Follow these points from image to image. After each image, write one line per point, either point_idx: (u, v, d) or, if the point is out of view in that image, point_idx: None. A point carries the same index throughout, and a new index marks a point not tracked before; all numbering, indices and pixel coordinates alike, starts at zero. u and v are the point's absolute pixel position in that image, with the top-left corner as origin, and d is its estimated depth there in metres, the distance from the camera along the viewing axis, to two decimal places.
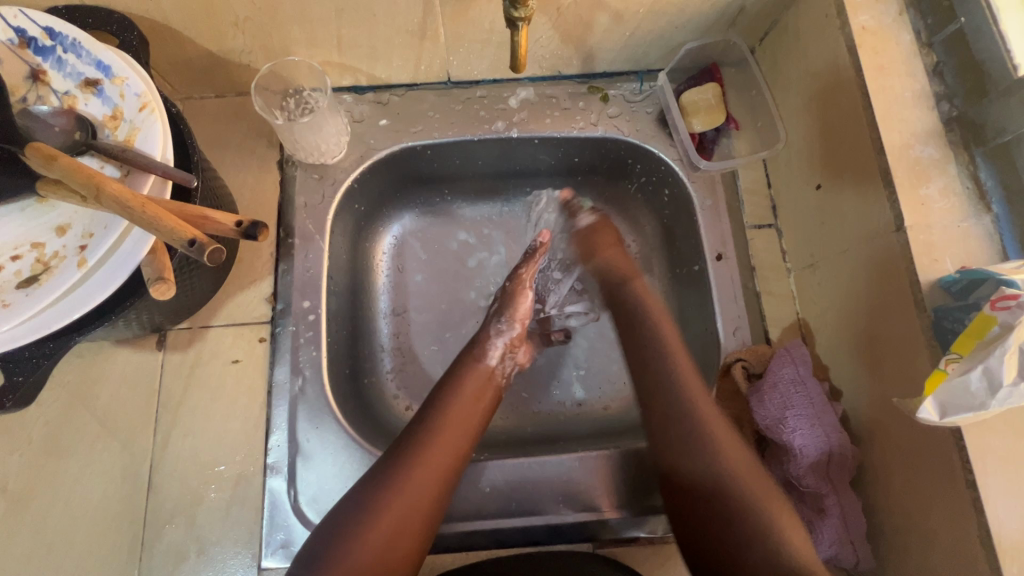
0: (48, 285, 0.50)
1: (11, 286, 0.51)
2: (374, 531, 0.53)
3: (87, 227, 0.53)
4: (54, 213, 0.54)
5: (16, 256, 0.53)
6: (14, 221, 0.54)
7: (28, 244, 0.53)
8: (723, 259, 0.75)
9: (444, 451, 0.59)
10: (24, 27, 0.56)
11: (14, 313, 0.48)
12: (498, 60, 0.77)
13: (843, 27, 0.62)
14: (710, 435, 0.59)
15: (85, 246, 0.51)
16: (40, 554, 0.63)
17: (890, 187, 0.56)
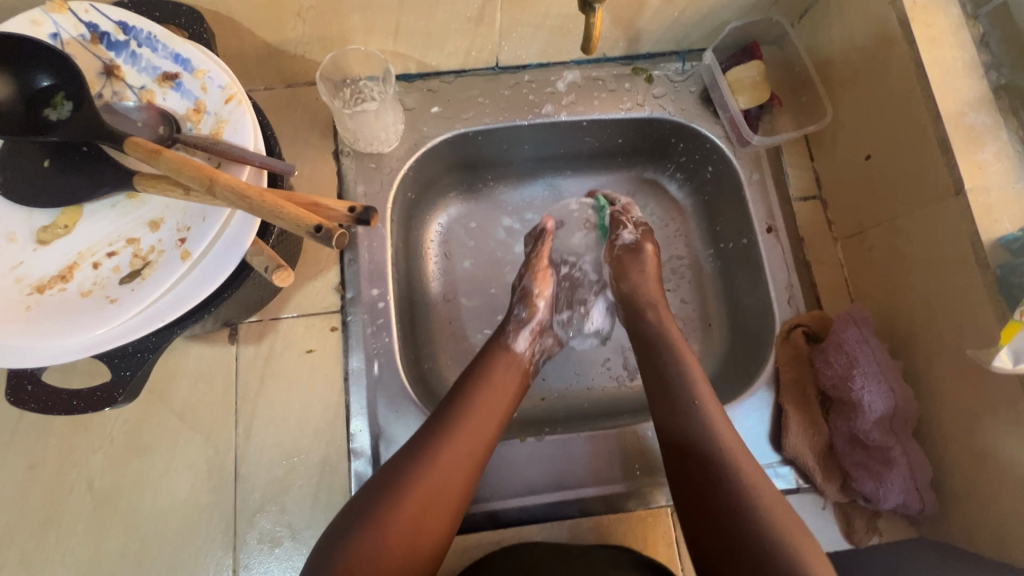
0: (153, 279, 0.51)
1: (113, 282, 0.51)
2: (397, 519, 0.53)
3: (183, 220, 0.53)
4: (144, 208, 0.54)
5: (111, 253, 0.53)
6: (106, 218, 0.54)
7: (122, 240, 0.53)
8: (773, 231, 0.78)
9: (469, 441, 0.61)
10: (96, 22, 0.55)
11: (125, 308, 0.49)
12: (548, 44, 0.78)
13: (893, 1, 0.64)
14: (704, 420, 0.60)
15: (184, 239, 0.52)
16: (134, 549, 0.64)
17: (948, 153, 0.60)
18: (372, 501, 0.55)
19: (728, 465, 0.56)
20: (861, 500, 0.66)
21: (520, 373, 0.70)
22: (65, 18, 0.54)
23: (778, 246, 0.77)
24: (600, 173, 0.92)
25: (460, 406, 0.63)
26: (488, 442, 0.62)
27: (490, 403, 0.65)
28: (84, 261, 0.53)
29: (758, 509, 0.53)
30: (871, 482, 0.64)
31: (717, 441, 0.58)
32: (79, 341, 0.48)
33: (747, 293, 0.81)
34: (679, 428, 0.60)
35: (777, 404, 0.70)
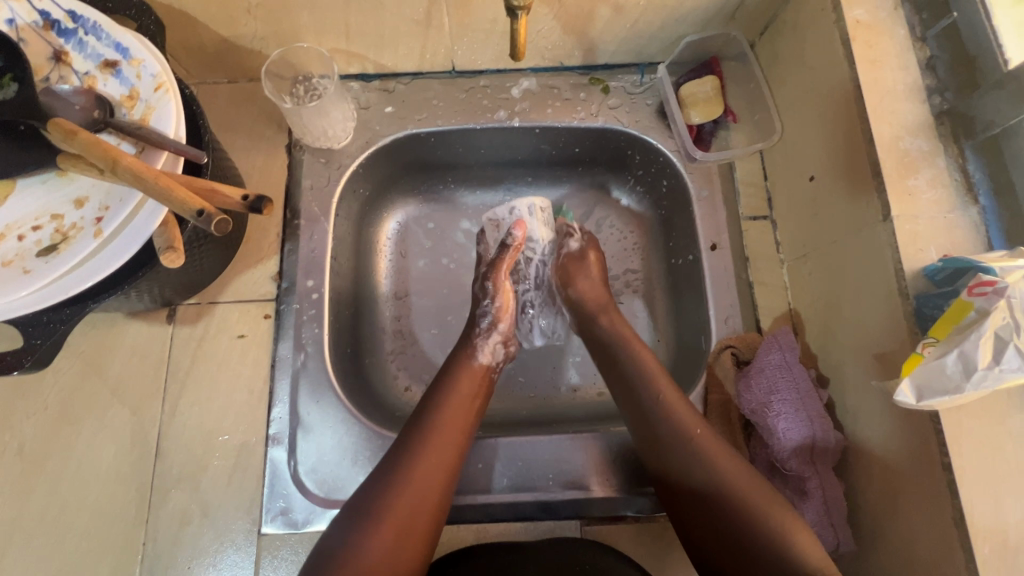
0: (67, 254, 0.53)
1: (32, 254, 0.54)
2: (397, 511, 0.55)
3: (104, 199, 0.56)
4: (73, 186, 0.57)
5: (37, 227, 0.56)
6: (36, 193, 0.57)
7: (48, 215, 0.56)
8: (717, 249, 0.76)
9: (455, 429, 0.63)
10: (48, 9, 0.59)
11: (35, 279, 0.52)
12: (501, 50, 0.78)
13: (838, 20, 0.63)
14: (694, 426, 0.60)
15: (101, 218, 0.54)
16: (53, 514, 0.66)
17: (878, 178, 0.58)
18: (372, 496, 0.56)
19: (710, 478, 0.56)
20: None
21: (484, 372, 0.71)
22: (20, 5, 0.58)
23: (722, 265, 0.76)
24: (562, 181, 0.91)
25: (430, 421, 0.62)
26: (469, 431, 0.65)
27: (469, 395, 0.67)
28: (10, 232, 0.56)
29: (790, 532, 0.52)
30: None
31: (716, 456, 0.57)
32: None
33: (690, 311, 0.80)
34: (677, 452, 0.59)
35: None
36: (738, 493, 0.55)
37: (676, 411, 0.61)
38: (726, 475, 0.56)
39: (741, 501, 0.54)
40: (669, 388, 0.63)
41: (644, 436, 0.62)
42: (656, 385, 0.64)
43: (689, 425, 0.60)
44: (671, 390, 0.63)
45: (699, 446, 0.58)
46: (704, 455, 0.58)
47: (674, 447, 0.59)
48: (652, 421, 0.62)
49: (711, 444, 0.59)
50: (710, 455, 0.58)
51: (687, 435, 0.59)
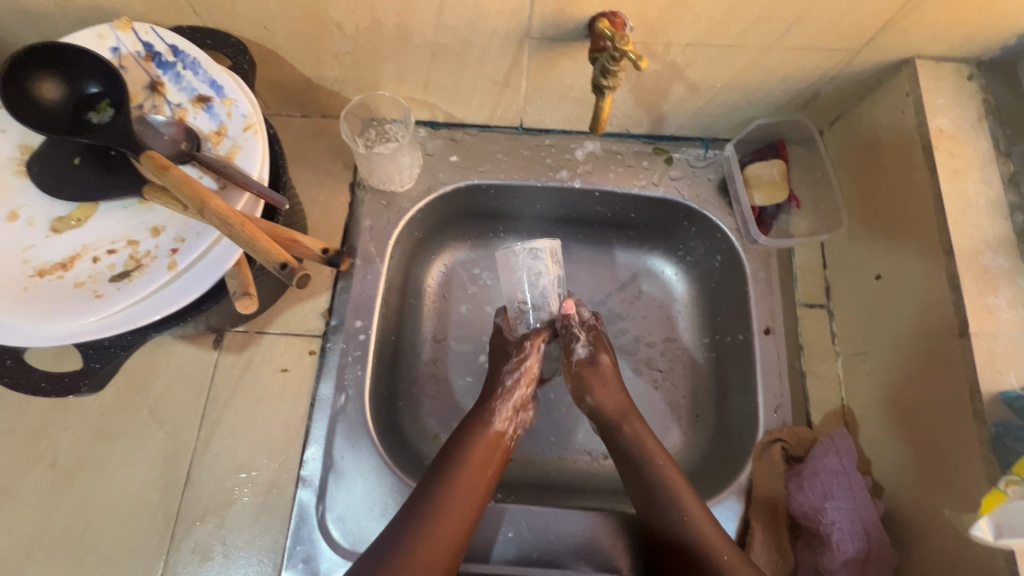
0: (139, 282, 0.54)
1: (105, 278, 0.55)
2: (444, 522, 0.60)
3: (180, 231, 0.56)
4: (152, 213, 0.58)
5: (112, 250, 0.57)
6: (116, 217, 0.58)
7: (124, 240, 0.57)
8: (771, 333, 0.74)
9: (481, 475, 0.65)
10: (152, 42, 0.62)
11: (107, 305, 0.52)
12: (571, 114, 0.79)
13: (920, 126, 0.63)
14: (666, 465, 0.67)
15: (176, 250, 0.55)
16: (75, 533, 0.65)
17: (956, 291, 0.56)
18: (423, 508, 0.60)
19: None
20: None
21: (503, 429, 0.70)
22: (127, 35, 0.62)
23: (774, 351, 0.73)
24: (610, 243, 0.90)
25: (455, 465, 0.64)
26: (488, 483, 0.65)
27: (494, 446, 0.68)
28: (86, 253, 0.57)
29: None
30: None
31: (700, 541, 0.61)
32: (64, 330, 0.52)
33: (737, 393, 0.77)
34: (668, 507, 0.64)
35: (745, 518, 0.65)
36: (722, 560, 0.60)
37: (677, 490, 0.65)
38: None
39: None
40: (660, 455, 0.68)
41: (641, 494, 0.66)
42: (661, 479, 0.66)
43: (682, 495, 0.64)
44: (653, 442, 0.69)
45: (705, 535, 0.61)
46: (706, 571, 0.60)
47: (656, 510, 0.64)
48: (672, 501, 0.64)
49: (705, 535, 0.61)
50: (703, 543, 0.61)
51: (687, 535, 0.62)
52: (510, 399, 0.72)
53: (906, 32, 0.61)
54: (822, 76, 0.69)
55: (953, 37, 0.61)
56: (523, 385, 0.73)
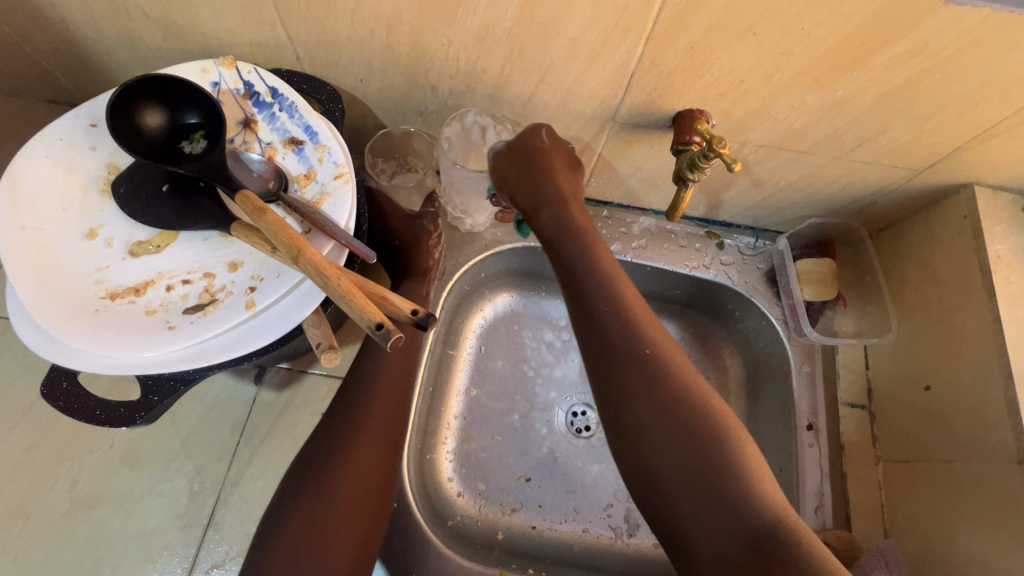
0: (213, 317, 0.53)
1: (179, 309, 0.55)
2: (351, 478, 0.59)
3: (259, 269, 0.56)
4: (232, 248, 0.58)
5: (188, 280, 0.57)
6: (197, 248, 0.58)
7: (201, 272, 0.57)
8: (814, 430, 0.74)
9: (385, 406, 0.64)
10: (253, 82, 0.63)
11: (179, 338, 0.52)
12: (633, 191, 0.82)
13: (978, 249, 0.66)
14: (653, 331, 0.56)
15: (253, 288, 0.55)
16: (86, 566, 0.62)
17: (1015, 417, 0.58)
18: (303, 503, 0.58)
19: (705, 480, 0.50)
20: None
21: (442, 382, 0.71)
22: (229, 72, 0.63)
23: (816, 450, 0.73)
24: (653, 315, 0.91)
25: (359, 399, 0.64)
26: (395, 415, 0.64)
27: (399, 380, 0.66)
28: (161, 280, 0.57)
29: (751, 480, 0.50)
30: None
31: (692, 423, 0.52)
32: (131, 358, 0.51)
33: None
34: (625, 364, 0.55)
35: None
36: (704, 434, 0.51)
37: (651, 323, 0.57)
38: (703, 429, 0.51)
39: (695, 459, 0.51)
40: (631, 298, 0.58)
41: (604, 364, 0.56)
42: (624, 321, 0.56)
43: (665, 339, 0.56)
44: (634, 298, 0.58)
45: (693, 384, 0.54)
46: (689, 418, 0.52)
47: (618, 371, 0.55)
48: (637, 338, 0.55)
49: (703, 401, 0.53)
50: (690, 422, 0.52)
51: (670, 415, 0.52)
52: None
53: (971, 161, 0.64)
54: (883, 188, 0.72)
55: (1014, 172, 0.65)
56: None
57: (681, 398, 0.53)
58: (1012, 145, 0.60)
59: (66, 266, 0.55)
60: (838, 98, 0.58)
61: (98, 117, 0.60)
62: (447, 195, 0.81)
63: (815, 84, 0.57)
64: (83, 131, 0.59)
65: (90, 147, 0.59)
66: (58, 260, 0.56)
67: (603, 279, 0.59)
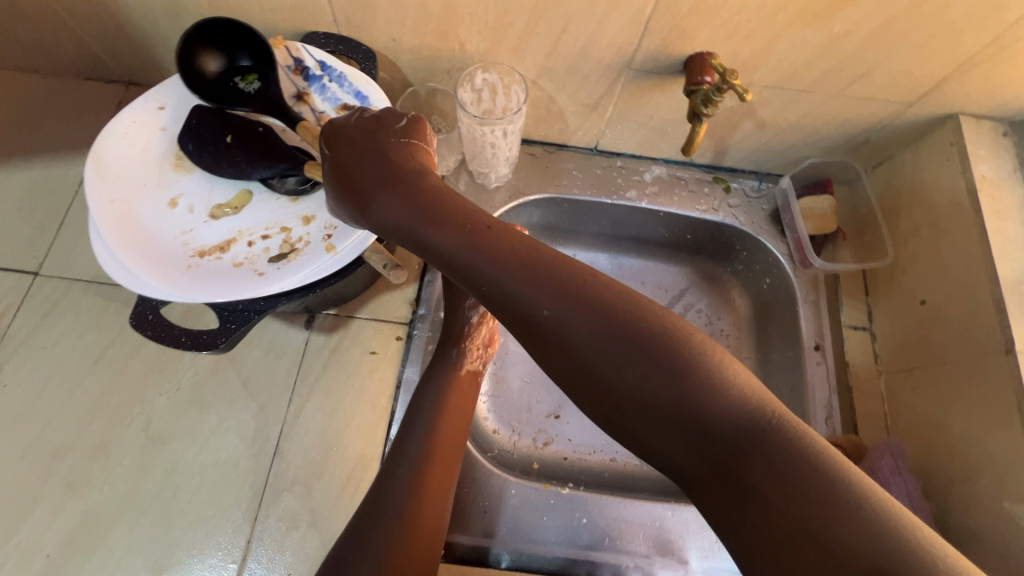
0: (299, 263, 0.59)
1: (263, 260, 0.60)
2: (432, 463, 0.62)
3: (330, 220, 0.62)
4: (303, 205, 0.64)
5: (266, 236, 0.62)
6: (270, 209, 0.64)
7: (277, 227, 0.63)
8: (821, 350, 0.80)
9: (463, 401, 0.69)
10: (303, 58, 0.69)
11: (271, 281, 0.57)
12: (646, 140, 0.88)
13: (965, 172, 0.72)
14: (566, 280, 0.45)
15: (329, 236, 0.60)
16: (166, 495, 0.68)
17: (1002, 315, 0.65)
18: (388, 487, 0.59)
19: (758, 496, 0.38)
20: None
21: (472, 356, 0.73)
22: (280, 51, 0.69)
23: (823, 367, 0.79)
24: (665, 262, 0.98)
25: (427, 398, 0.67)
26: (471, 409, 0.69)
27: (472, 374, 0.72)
28: (241, 237, 0.62)
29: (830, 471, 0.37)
30: None
31: (726, 421, 0.40)
32: (225, 298, 0.56)
33: (784, 405, 0.83)
34: (627, 349, 0.43)
35: None
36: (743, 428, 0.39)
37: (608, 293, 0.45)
38: (713, 395, 0.41)
39: (731, 460, 0.39)
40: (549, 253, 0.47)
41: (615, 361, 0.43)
42: (542, 274, 0.46)
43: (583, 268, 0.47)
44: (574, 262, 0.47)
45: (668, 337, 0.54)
46: (711, 414, 0.41)
47: (617, 354, 0.43)
48: (605, 307, 0.44)
49: (737, 391, 0.41)
50: (722, 419, 0.40)
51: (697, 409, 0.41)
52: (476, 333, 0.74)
53: (956, 91, 0.71)
54: (876, 124, 0.78)
55: (995, 100, 0.71)
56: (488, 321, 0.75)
57: (697, 398, 0.41)
58: (992, 73, 0.67)
59: (152, 231, 0.61)
60: (835, 34, 0.64)
61: (165, 101, 0.66)
62: (470, 159, 0.85)
63: (814, 22, 0.63)
64: (153, 113, 0.65)
65: (160, 127, 0.65)
66: (145, 227, 0.61)
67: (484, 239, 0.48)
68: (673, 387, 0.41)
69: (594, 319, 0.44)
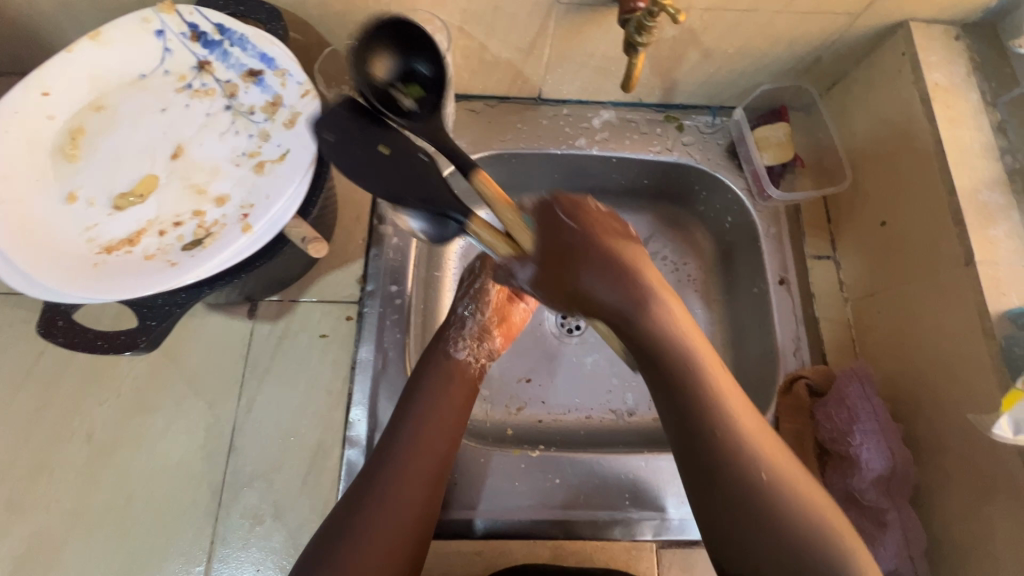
0: (215, 247, 0.54)
1: (177, 248, 0.55)
2: (416, 464, 0.59)
3: (247, 199, 0.57)
4: (216, 184, 0.59)
5: (178, 223, 0.57)
6: (179, 193, 0.58)
7: (190, 212, 0.58)
8: (785, 284, 0.79)
9: (453, 394, 0.66)
10: (198, 23, 0.61)
11: (184, 270, 0.53)
12: (590, 82, 0.83)
13: (917, 81, 0.69)
14: (726, 399, 0.48)
15: (246, 215, 0.56)
16: (119, 506, 0.65)
17: (961, 226, 0.63)
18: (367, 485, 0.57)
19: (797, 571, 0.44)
20: None
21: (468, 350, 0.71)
22: (171, 17, 0.61)
23: (789, 300, 0.78)
24: (627, 211, 0.94)
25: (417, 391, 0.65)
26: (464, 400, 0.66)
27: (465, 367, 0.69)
28: (152, 227, 0.57)
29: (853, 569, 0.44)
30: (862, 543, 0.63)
31: (793, 516, 0.45)
32: (136, 293, 0.51)
33: (753, 343, 0.81)
34: (730, 459, 0.46)
35: None
36: (809, 538, 0.44)
37: (728, 399, 0.48)
38: (791, 521, 0.45)
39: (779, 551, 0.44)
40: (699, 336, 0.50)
41: (688, 448, 0.48)
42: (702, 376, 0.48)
43: (709, 376, 0.48)
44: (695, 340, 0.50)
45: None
46: (775, 515, 0.45)
47: (704, 446, 0.47)
48: (733, 418, 0.47)
49: (796, 500, 0.46)
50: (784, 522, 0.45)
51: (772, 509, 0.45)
52: (467, 327, 0.73)
53: None
54: (825, 41, 0.74)
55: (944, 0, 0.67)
56: (481, 314, 0.74)
57: (787, 516, 0.45)
58: None
59: (51, 229, 0.55)
60: None
61: (48, 86, 0.58)
62: None
63: None
64: (34, 100, 0.58)
65: (45, 114, 0.58)
66: (41, 226, 0.55)
67: (674, 352, 0.49)
68: (745, 482, 0.46)
69: (711, 422, 0.47)
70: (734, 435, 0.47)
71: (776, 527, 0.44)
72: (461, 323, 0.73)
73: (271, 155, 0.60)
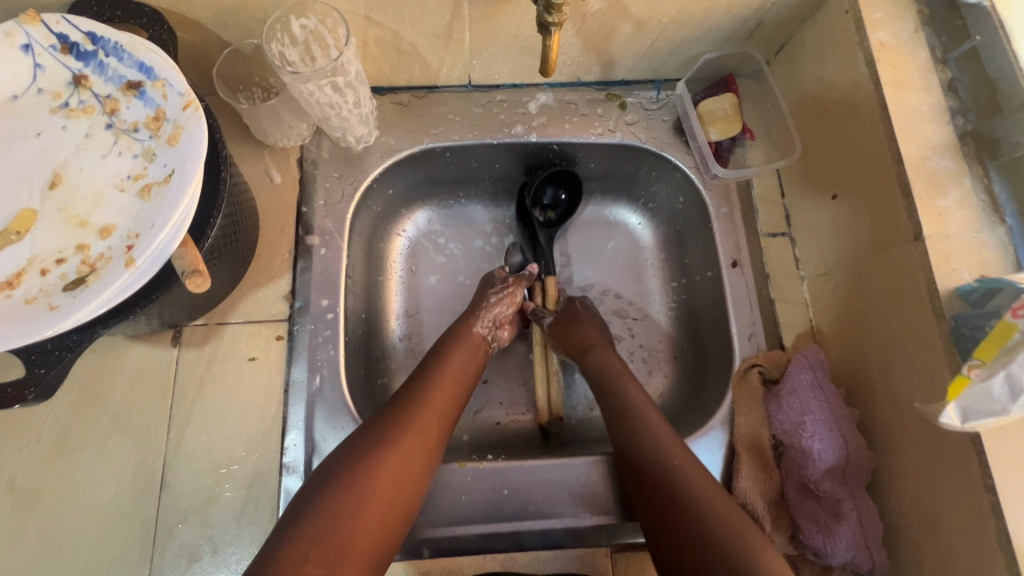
0: (97, 286, 0.50)
1: (58, 288, 0.51)
2: (403, 462, 0.58)
3: (133, 228, 0.53)
4: (101, 213, 0.54)
5: (61, 259, 0.53)
6: (60, 226, 0.54)
7: (73, 246, 0.53)
8: (738, 266, 0.75)
9: (445, 397, 0.66)
10: (67, 33, 0.55)
11: (63, 313, 0.48)
12: (521, 65, 0.77)
13: (862, 41, 0.64)
14: (678, 459, 0.60)
15: (131, 246, 0.51)
16: (47, 555, 0.62)
17: (909, 197, 0.58)
18: (341, 475, 0.55)
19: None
20: (810, 553, 0.62)
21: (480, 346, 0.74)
22: (37, 29, 0.55)
23: (743, 283, 0.74)
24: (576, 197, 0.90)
25: (417, 394, 0.64)
26: (454, 404, 0.66)
27: (464, 370, 0.70)
28: (32, 266, 0.53)
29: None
30: (819, 536, 0.60)
31: (735, 552, 0.51)
32: (10, 343, 0.47)
33: (709, 330, 0.78)
34: (696, 522, 0.54)
35: (730, 447, 0.67)
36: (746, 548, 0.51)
37: (696, 479, 0.58)
38: (728, 536, 0.52)
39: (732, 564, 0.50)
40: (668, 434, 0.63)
41: (666, 495, 0.57)
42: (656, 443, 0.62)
43: (682, 455, 0.60)
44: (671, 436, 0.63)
45: (654, 424, 0.64)
46: (732, 558, 0.51)
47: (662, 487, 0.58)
48: (685, 473, 0.58)
49: (740, 532, 0.53)
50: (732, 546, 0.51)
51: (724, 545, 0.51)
52: (493, 311, 0.76)
53: None
54: (764, 3, 0.69)
55: None
56: (505, 305, 0.77)
57: (727, 543, 0.52)
58: None
59: None
60: None
61: None
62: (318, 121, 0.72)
63: None
64: None
65: None
66: None
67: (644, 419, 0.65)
68: (702, 522, 0.54)
69: (668, 475, 0.58)
70: (688, 487, 0.57)
71: (728, 543, 0.52)
72: (483, 314, 0.76)
73: (158, 176, 0.55)
